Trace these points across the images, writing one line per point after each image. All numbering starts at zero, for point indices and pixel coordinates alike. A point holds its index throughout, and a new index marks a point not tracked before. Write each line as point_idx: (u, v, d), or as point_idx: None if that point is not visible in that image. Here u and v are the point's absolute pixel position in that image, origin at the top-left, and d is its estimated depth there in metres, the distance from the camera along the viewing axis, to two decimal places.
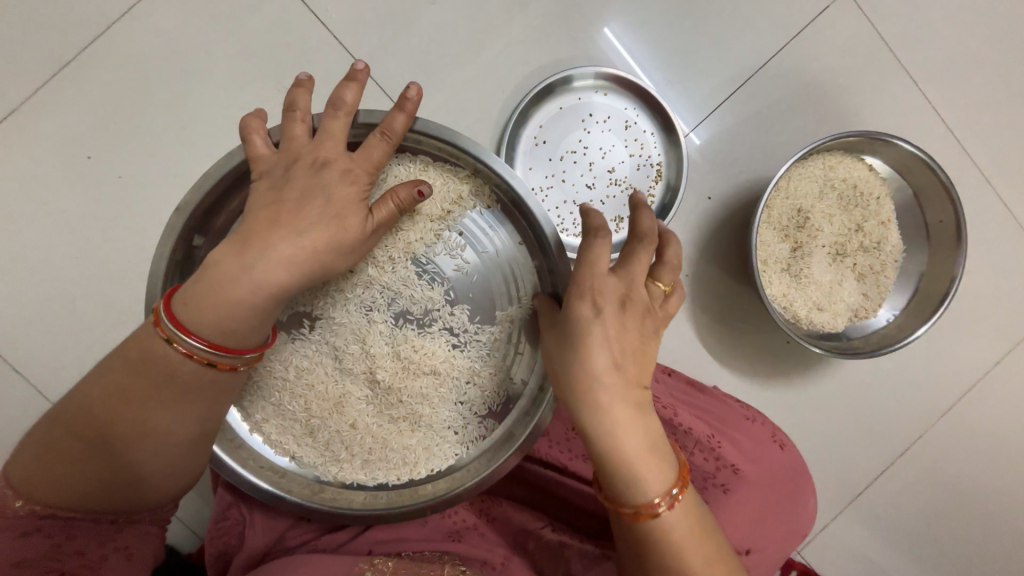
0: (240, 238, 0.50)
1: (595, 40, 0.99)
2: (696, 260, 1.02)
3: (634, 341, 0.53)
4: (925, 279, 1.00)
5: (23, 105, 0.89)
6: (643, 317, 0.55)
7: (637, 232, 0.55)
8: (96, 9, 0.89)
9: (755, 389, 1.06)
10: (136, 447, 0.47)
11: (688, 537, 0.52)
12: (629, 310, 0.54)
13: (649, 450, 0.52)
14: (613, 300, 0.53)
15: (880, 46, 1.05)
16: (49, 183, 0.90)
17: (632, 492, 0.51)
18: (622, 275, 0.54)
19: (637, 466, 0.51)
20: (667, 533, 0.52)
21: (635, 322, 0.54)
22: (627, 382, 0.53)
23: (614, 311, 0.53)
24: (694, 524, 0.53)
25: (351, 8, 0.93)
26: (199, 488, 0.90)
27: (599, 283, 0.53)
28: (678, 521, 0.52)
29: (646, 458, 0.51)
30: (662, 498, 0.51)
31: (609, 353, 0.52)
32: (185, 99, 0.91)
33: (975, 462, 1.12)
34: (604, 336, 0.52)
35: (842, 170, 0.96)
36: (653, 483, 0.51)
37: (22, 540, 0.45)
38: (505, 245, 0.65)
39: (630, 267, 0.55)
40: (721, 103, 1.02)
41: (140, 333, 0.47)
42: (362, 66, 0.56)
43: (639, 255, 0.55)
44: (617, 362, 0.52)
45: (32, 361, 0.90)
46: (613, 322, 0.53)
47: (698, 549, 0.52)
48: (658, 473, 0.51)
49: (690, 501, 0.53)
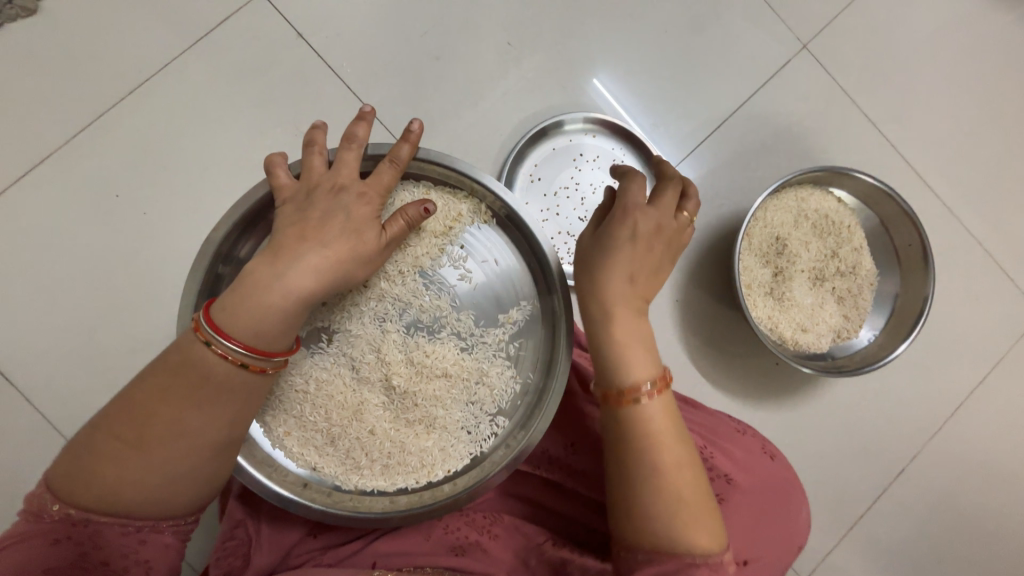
0: (270, 252, 0.55)
1: (585, 89, 1.10)
2: (685, 284, 1.08)
3: (655, 259, 0.63)
4: (900, 300, 1.06)
5: (61, 150, 0.97)
6: (670, 242, 0.64)
7: (663, 176, 0.67)
8: (135, 65, 0.99)
9: (750, 411, 1.09)
10: (167, 451, 0.50)
11: (663, 434, 0.58)
12: (660, 234, 0.63)
13: (640, 346, 0.60)
14: (651, 223, 0.63)
15: (840, 93, 1.16)
16: (79, 219, 0.97)
17: (622, 373, 0.59)
18: (655, 207, 0.64)
19: (625, 352, 0.60)
20: (643, 419, 0.58)
21: (659, 245, 0.63)
22: (636, 290, 0.62)
23: (645, 235, 0.63)
24: (672, 427, 0.58)
25: (365, 64, 1.04)
26: (207, 529, 0.90)
27: (639, 210, 0.64)
28: (656, 415, 0.58)
29: (638, 350, 0.60)
30: (645, 384, 0.58)
31: (631, 263, 0.62)
32: (211, 143, 1.00)
33: (972, 483, 1.14)
34: (626, 249, 0.63)
35: (813, 202, 1.05)
36: (641, 369, 0.59)
37: (53, 546, 0.49)
38: (506, 254, 0.72)
39: (658, 201, 0.65)
40: (700, 143, 1.12)
41: (180, 339, 0.52)
42: (370, 108, 0.64)
43: (666, 193, 0.66)
44: (631, 271, 0.62)
45: (46, 389, 0.93)
46: (641, 241, 0.63)
47: (669, 448, 0.57)
48: (643, 365, 0.59)
49: (671, 401, 0.60)
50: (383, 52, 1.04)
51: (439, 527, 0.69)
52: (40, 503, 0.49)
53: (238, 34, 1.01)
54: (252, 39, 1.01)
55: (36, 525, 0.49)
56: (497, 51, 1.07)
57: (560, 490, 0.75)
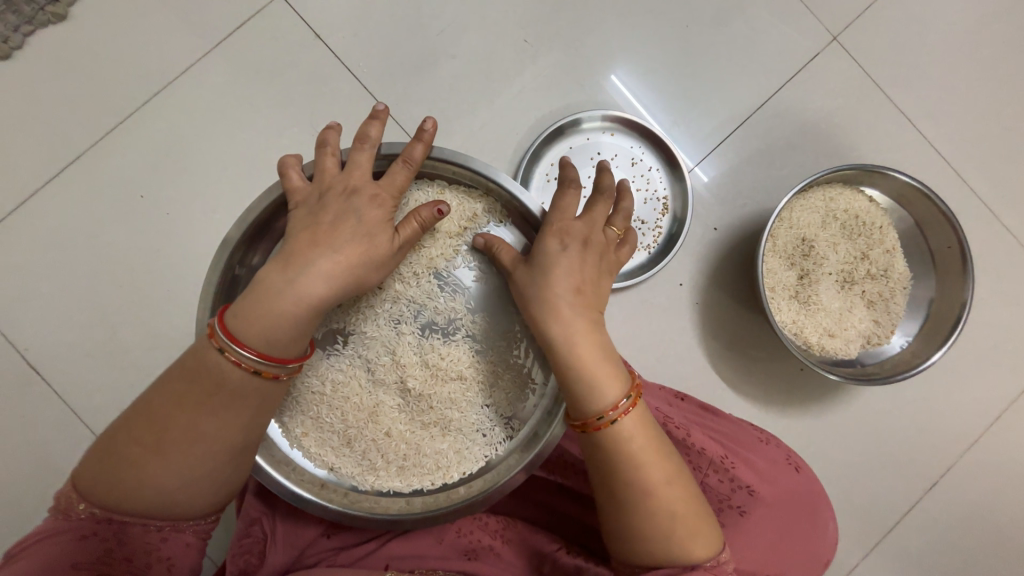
0: (283, 257, 0.55)
1: (602, 86, 1.07)
2: (705, 287, 1.05)
3: (592, 270, 0.63)
4: (935, 305, 1.01)
5: (89, 152, 1.00)
6: (600, 256, 0.64)
7: (598, 189, 0.67)
8: (159, 68, 1.01)
9: (773, 418, 1.05)
10: (188, 453, 0.51)
11: (647, 455, 0.57)
12: (591, 245, 0.64)
13: (605, 364, 0.59)
14: (577, 238, 0.63)
15: (872, 88, 1.11)
16: (104, 218, 0.99)
17: (591, 400, 0.58)
18: (585, 220, 0.65)
19: (595, 375, 0.58)
20: (622, 440, 0.57)
21: (593, 258, 0.63)
22: (584, 300, 0.61)
23: (578, 247, 0.62)
24: (651, 443, 0.58)
25: (381, 64, 1.03)
26: (225, 527, 0.92)
27: (566, 223, 0.63)
28: (635, 431, 0.57)
29: (599, 366, 0.59)
30: (617, 404, 0.57)
31: (573, 277, 0.61)
32: (230, 144, 1.01)
33: (1011, 498, 1.08)
34: (566, 259, 0.61)
35: (843, 201, 1.00)
36: (608, 391, 0.58)
37: (81, 542, 0.49)
38: None
39: (590, 213, 0.66)
40: (722, 141, 1.08)
41: (196, 345, 0.53)
42: (384, 107, 0.63)
43: (599, 205, 0.67)
44: (575, 280, 0.61)
45: (73, 385, 0.96)
46: (576, 255, 0.62)
47: (655, 465, 0.57)
48: (614, 383, 0.58)
49: (643, 416, 0.59)
50: (400, 52, 1.04)
51: (452, 531, 0.69)
52: (66, 503, 0.50)
53: (258, 37, 1.02)
54: (271, 40, 1.02)
55: (63, 523, 0.50)
56: (513, 49, 1.06)
57: (576, 497, 0.74)
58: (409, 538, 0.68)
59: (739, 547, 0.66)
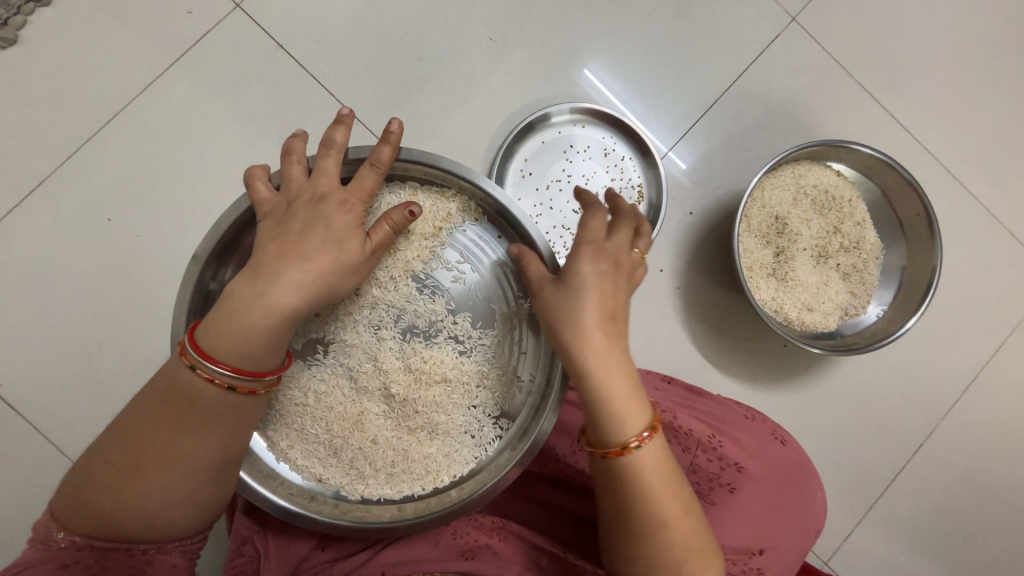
0: (252, 269, 0.55)
1: (571, 79, 1.08)
2: (684, 270, 1.06)
3: (621, 298, 0.60)
4: (908, 273, 1.04)
5: (50, 177, 0.97)
6: (628, 281, 0.61)
7: (620, 210, 0.63)
8: (118, 87, 0.99)
9: (760, 395, 1.07)
10: (166, 474, 0.50)
11: (662, 488, 0.57)
12: (619, 270, 0.60)
13: (631, 394, 0.58)
14: (606, 263, 0.59)
15: (833, 65, 1.13)
16: (72, 245, 0.96)
17: (615, 429, 0.57)
18: (612, 243, 0.61)
19: (619, 408, 0.57)
20: (642, 471, 0.56)
21: (620, 284, 0.60)
22: (613, 330, 0.58)
23: (608, 272, 0.59)
24: (669, 477, 0.57)
25: (347, 70, 1.03)
26: (220, 551, 0.91)
27: (593, 245, 0.60)
28: (653, 465, 0.57)
29: (623, 398, 0.57)
30: (637, 436, 0.56)
31: (601, 306, 0.58)
32: (197, 160, 0.99)
33: (992, 455, 1.11)
34: (597, 285, 0.58)
35: (812, 177, 1.02)
36: (631, 422, 0.57)
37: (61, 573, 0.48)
38: (501, 255, 0.70)
39: (617, 236, 0.61)
40: (692, 126, 1.09)
41: (167, 365, 0.52)
42: (348, 111, 0.63)
43: (625, 225, 0.62)
44: (607, 308, 0.58)
45: (51, 418, 0.93)
46: (607, 281, 0.59)
47: (671, 499, 0.57)
48: (638, 416, 0.57)
49: (662, 447, 0.58)
50: (365, 57, 1.03)
51: (447, 533, 0.68)
52: (45, 532, 0.49)
53: (219, 50, 1.00)
54: (232, 53, 1.01)
55: (41, 554, 0.48)
56: (479, 47, 1.06)
57: (571, 491, 0.75)
58: (404, 544, 0.67)
59: (730, 523, 0.67)
